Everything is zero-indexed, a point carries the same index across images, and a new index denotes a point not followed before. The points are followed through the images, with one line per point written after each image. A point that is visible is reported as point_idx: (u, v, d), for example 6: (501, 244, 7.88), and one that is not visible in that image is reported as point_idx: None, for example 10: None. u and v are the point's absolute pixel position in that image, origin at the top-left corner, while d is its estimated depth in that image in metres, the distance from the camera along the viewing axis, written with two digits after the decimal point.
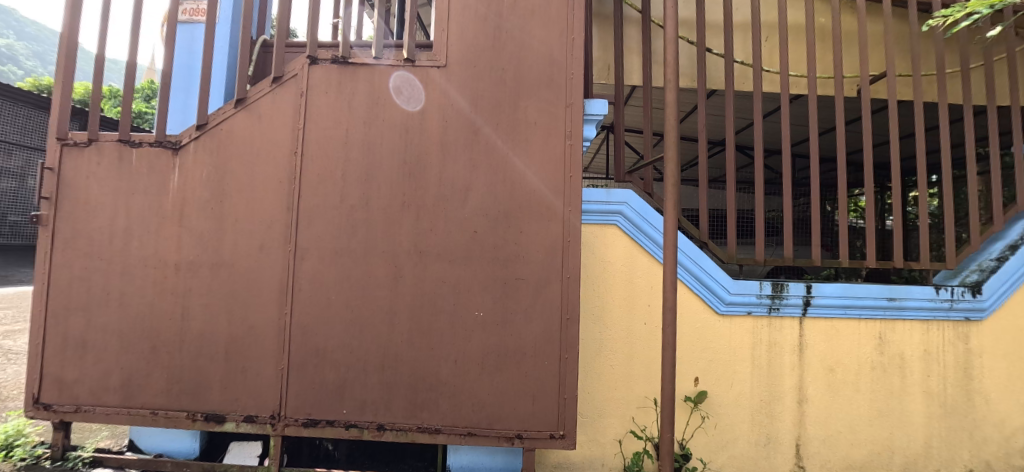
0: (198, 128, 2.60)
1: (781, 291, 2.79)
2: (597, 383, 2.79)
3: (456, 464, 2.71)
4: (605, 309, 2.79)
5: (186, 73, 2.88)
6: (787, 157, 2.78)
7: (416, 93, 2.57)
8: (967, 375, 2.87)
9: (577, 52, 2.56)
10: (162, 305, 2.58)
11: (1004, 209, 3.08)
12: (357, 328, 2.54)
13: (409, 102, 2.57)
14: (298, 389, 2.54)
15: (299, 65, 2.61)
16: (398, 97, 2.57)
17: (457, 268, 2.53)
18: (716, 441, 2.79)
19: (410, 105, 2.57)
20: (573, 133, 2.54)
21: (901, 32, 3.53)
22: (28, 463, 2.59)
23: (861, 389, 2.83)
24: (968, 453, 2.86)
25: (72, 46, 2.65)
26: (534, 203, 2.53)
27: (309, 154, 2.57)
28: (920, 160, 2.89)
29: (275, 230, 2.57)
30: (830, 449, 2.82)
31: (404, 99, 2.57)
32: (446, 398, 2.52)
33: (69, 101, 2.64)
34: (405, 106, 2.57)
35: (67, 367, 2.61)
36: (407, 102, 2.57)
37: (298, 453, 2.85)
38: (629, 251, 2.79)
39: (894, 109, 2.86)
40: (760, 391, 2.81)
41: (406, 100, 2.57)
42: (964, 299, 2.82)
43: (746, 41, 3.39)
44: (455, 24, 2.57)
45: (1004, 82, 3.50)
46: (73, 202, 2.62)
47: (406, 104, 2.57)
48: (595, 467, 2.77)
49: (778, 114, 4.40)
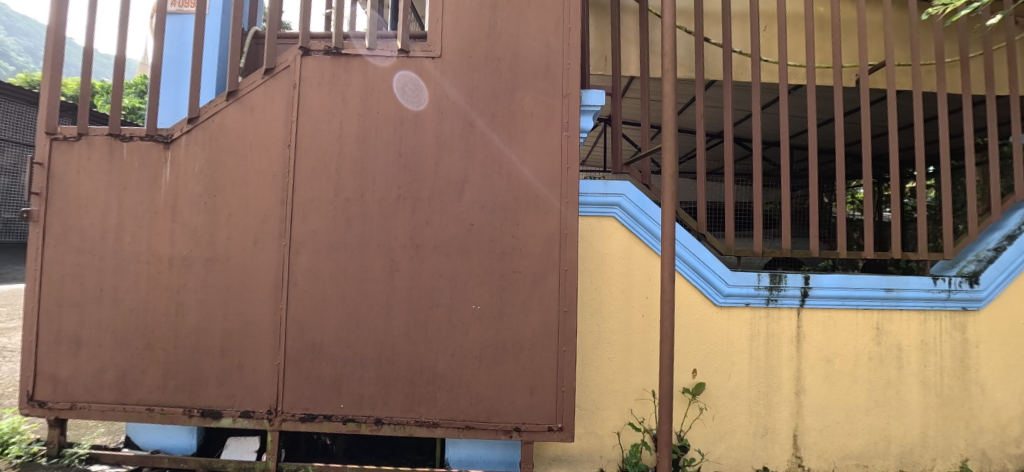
0: (189, 121, 2.56)
1: (779, 282, 2.79)
2: (595, 375, 2.79)
3: (455, 457, 2.71)
4: (603, 301, 2.78)
5: (176, 65, 2.83)
6: (786, 148, 2.76)
7: (418, 84, 2.53)
8: (964, 365, 2.88)
9: (574, 41, 2.53)
10: (156, 301, 2.56)
11: (1003, 199, 3.08)
12: (354, 323, 2.52)
13: (417, 98, 2.53)
14: (296, 384, 2.53)
15: (291, 57, 2.57)
16: (407, 102, 2.53)
17: (454, 261, 2.51)
18: (714, 432, 2.80)
19: (420, 102, 2.53)
20: (571, 125, 2.51)
21: (901, 20, 3.48)
22: (24, 460, 2.59)
23: (858, 379, 2.84)
24: (964, 442, 2.88)
25: (60, 39, 2.60)
26: (532, 195, 2.50)
27: (304, 147, 2.54)
28: (919, 149, 2.87)
29: (270, 224, 2.54)
30: (827, 440, 2.83)
31: (412, 100, 2.53)
32: (444, 391, 2.51)
33: (58, 95, 2.60)
34: (416, 107, 2.53)
35: (61, 364, 2.59)
36: (415, 98, 2.53)
37: (297, 448, 2.83)
38: (627, 243, 2.78)
39: (893, 98, 2.85)
40: (758, 383, 2.81)
41: (414, 96, 2.53)
42: (961, 290, 2.82)
43: (745, 30, 3.36)
44: (449, 14, 2.53)
45: (1004, 71, 3.47)
46: (64, 197, 2.58)
47: (416, 102, 2.53)
48: (594, 459, 2.78)
49: (777, 105, 4.37)
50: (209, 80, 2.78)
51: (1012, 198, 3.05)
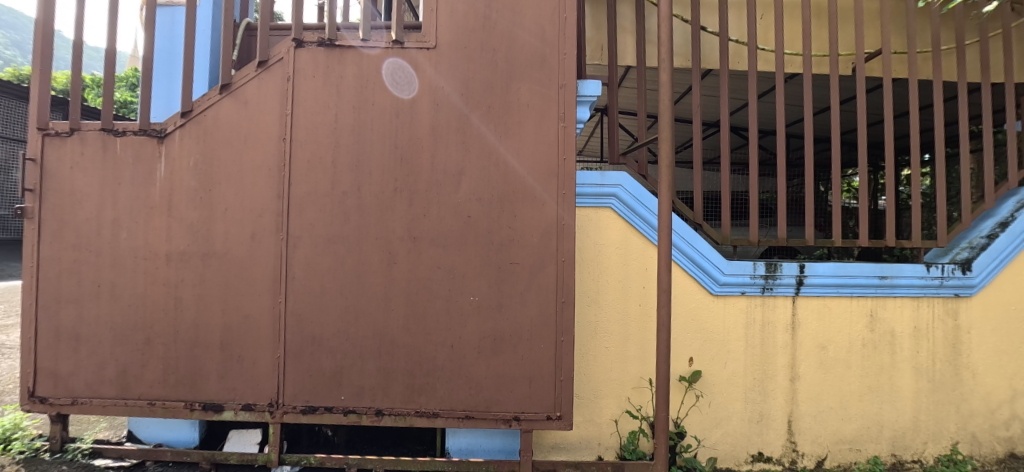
0: (182, 115, 2.54)
1: (774, 271, 2.81)
2: (593, 364, 2.81)
3: (456, 446, 2.75)
4: (601, 291, 2.80)
5: (167, 58, 2.76)
6: (782, 137, 2.78)
7: (404, 68, 2.52)
8: (956, 350, 2.92)
9: (569, 31, 2.51)
10: (155, 296, 2.56)
11: (995, 187, 3.11)
12: (352, 316, 2.53)
13: (411, 81, 2.51)
14: (296, 377, 2.55)
15: (285, 49, 2.54)
16: (405, 89, 2.51)
17: (451, 253, 2.52)
18: (710, 419, 2.84)
19: (415, 85, 2.51)
20: (567, 116, 2.50)
21: (897, 6, 3.45)
22: (27, 456, 2.61)
23: (852, 366, 2.88)
24: (954, 426, 2.93)
25: (48, 33, 2.56)
26: (527, 188, 2.51)
27: (299, 140, 2.53)
28: (914, 136, 2.88)
29: (266, 218, 2.53)
30: (821, 425, 2.88)
31: (408, 85, 2.51)
32: (443, 382, 2.53)
33: (48, 89, 2.56)
34: (412, 93, 2.52)
35: (61, 359, 2.59)
36: (409, 81, 2.52)
37: (298, 440, 2.89)
38: (624, 234, 2.79)
39: (889, 86, 2.88)
40: (754, 370, 2.85)
41: (407, 78, 2.52)
42: (954, 277, 2.86)
43: (742, 18, 3.33)
44: (444, 4, 2.51)
45: (999, 58, 3.41)
46: (58, 194, 2.56)
47: (413, 83, 2.51)
48: (592, 446, 2.82)
49: (774, 93, 4.34)
50: (201, 75, 2.73)
51: (1005, 186, 3.08)
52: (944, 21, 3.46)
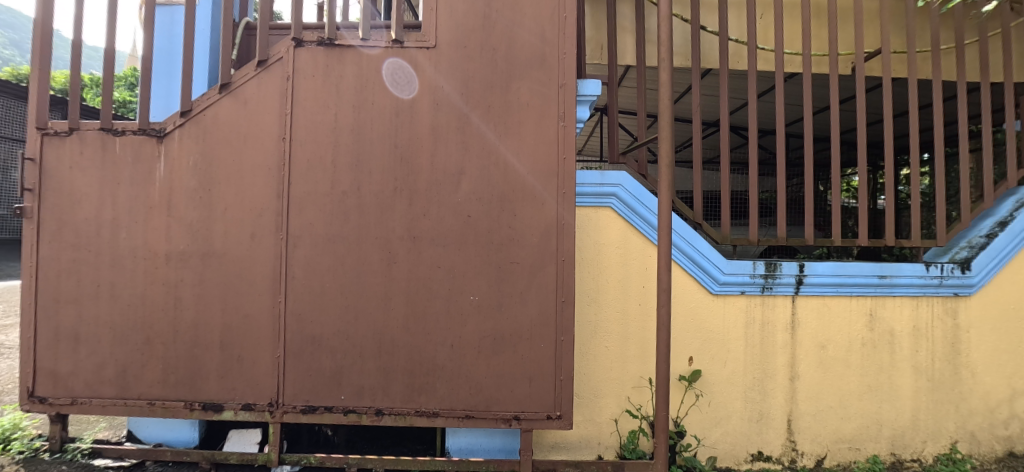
0: (182, 115, 2.54)
1: (774, 270, 2.81)
2: (593, 364, 2.81)
3: (456, 446, 2.75)
4: (601, 290, 2.80)
5: (167, 57, 2.75)
6: (781, 136, 2.79)
7: (404, 68, 2.52)
8: (955, 349, 2.93)
9: (569, 30, 2.51)
10: (154, 296, 2.56)
11: (995, 186, 3.11)
12: (352, 315, 2.53)
13: (411, 80, 2.51)
14: (296, 377, 2.54)
15: (284, 48, 2.54)
16: (405, 89, 2.51)
17: (451, 253, 2.52)
18: (710, 418, 2.84)
19: (415, 85, 2.51)
20: (567, 115, 2.50)
21: (897, 6, 3.45)
22: (27, 456, 2.61)
23: (851, 365, 2.88)
24: (953, 425, 2.94)
25: (47, 32, 2.55)
26: (527, 187, 2.51)
27: (299, 139, 2.52)
28: (914, 135, 2.88)
29: (266, 218, 2.53)
30: (820, 424, 2.88)
31: (408, 85, 2.51)
32: (443, 381, 2.53)
33: (47, 89, 2.56)
34: (411, 93, 2.51)
35: (61, 359, 2.59)
36: (409, 81, 2.51)
37: (298, 440, 2.89)
38: (623, 233, 2.79)
39: (888, 86, 2.88)
40: (754, 370, 2.85)
41: (407, 78, 2.51)
42: (953, 276, 2.86)
43: (741, 17, 3.33)
44: (444, 4, 2.50)
45: (998, 58, 3.41)
46: (57, 193, 2.56)
47: (413, 83, 2.51)
48: (592, 446, 2.82)
49: (773, 92, 4.35)
50: (200, 75, 2.73)
51: (1004, 185, 3.08)
52: (943, 21, 3.47)
